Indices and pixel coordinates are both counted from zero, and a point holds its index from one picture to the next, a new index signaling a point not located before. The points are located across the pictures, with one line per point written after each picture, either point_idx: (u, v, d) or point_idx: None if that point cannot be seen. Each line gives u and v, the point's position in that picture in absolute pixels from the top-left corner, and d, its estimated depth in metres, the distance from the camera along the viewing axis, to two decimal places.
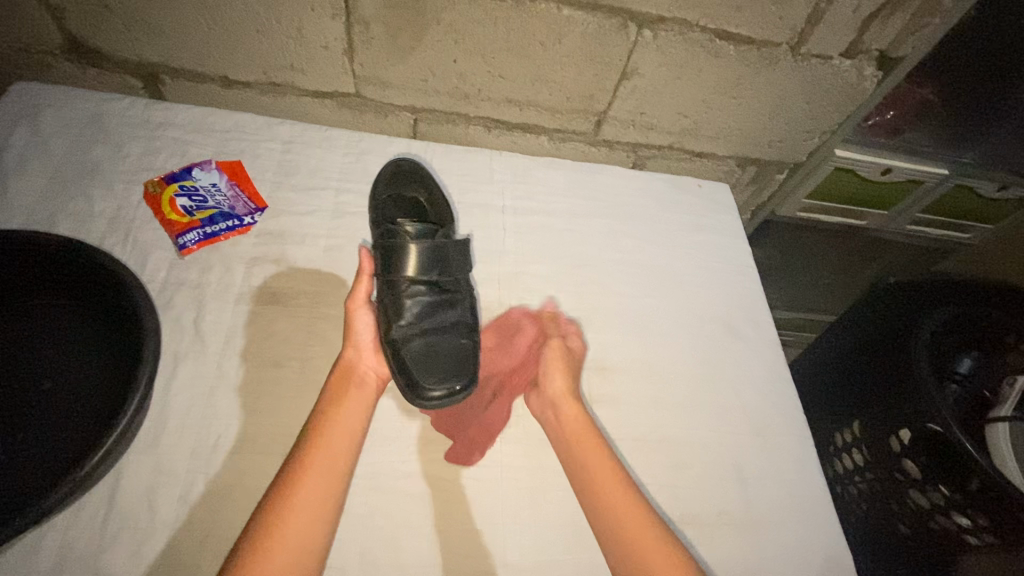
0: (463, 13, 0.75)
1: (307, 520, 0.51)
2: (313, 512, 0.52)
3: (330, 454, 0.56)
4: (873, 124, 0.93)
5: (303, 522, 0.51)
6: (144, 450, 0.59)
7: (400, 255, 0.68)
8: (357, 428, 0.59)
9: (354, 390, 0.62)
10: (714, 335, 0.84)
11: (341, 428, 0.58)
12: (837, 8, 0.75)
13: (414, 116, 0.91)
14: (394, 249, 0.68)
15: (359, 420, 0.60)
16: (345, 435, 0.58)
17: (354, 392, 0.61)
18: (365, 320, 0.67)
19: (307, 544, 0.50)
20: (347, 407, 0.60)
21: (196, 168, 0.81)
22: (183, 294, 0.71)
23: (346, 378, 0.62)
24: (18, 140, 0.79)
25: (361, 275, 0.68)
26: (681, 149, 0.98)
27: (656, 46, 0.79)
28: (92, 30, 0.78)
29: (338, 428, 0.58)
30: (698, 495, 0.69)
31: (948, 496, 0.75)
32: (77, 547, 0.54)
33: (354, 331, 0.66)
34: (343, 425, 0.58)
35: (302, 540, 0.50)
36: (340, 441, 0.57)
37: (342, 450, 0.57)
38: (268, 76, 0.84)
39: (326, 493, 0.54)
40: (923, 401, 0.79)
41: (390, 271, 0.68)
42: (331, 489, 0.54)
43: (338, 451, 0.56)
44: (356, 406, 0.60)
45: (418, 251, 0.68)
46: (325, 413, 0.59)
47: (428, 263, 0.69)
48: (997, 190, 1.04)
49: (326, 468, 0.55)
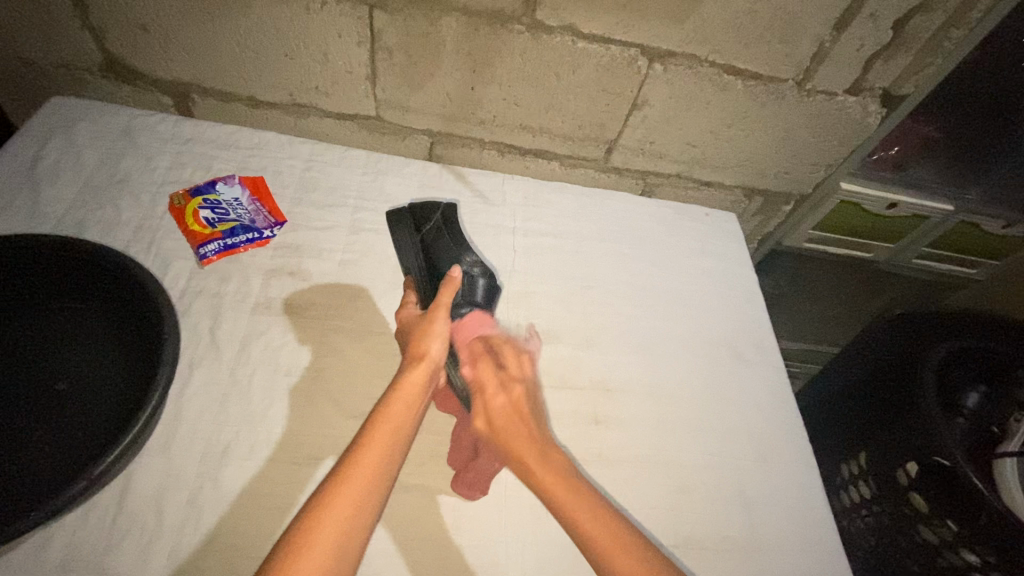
0: (482, 44, 0.79)
1: (349, 515, 0.46)
2: (357, 508, 0.47)
3: (380, 451, 0.51)
4: (878, 160, 0.95)
5: (343, 519, 0.45)
6: (156, 453, 0.61)
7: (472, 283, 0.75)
8: (408, 430, 0.54)
9: (418, 390, 0.57)
10: (719, 360, 0.84)
11: (394, 426, 0.53)
12: (842, 46, 0.78)
13: (431, 139, 0.94)
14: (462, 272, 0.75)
15: (412, 421, 0.55)
16: (396, 433, 0.53)
17: (418, 392, 0.57)
18: (445, 328, 0.63)
19: (362, 515, 0.47)
20: (402, 406, 0.55)
21: (220, 182, 0.84)
22: (200, 303, 0.73)
23: (413, 379, 0.58)
24: (53, 151, 0.83)
25: (446, 287, 0.66)
26: (689, 178, 1.00)
27: (666, 79, 0.83)
28: (131, 50, 0.82)
29: (389, 426, 0.53)
30: (699, 519, 0.69)
31: (956, 531, 0.74)
32: (86, 546, 0.55)
33: (433, 335, 0.62)
34: (396, 424, 0.53)
35: (341, 538, 0.45)
36: (393, 439, 0.52)
37: (393, 449, 0.52)
38: (294, 97, 0.88)
39: (371, 491, 0.48)
40: (932, 436, 0.78)
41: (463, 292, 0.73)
42: (376, 487, 0.48)
43: (388, 449, 0.51)
44: (410, 407, 0.55)
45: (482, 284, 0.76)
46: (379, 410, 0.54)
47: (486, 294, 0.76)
48: (1002, 227, 1.05)
49: (376, 462, 0.50)
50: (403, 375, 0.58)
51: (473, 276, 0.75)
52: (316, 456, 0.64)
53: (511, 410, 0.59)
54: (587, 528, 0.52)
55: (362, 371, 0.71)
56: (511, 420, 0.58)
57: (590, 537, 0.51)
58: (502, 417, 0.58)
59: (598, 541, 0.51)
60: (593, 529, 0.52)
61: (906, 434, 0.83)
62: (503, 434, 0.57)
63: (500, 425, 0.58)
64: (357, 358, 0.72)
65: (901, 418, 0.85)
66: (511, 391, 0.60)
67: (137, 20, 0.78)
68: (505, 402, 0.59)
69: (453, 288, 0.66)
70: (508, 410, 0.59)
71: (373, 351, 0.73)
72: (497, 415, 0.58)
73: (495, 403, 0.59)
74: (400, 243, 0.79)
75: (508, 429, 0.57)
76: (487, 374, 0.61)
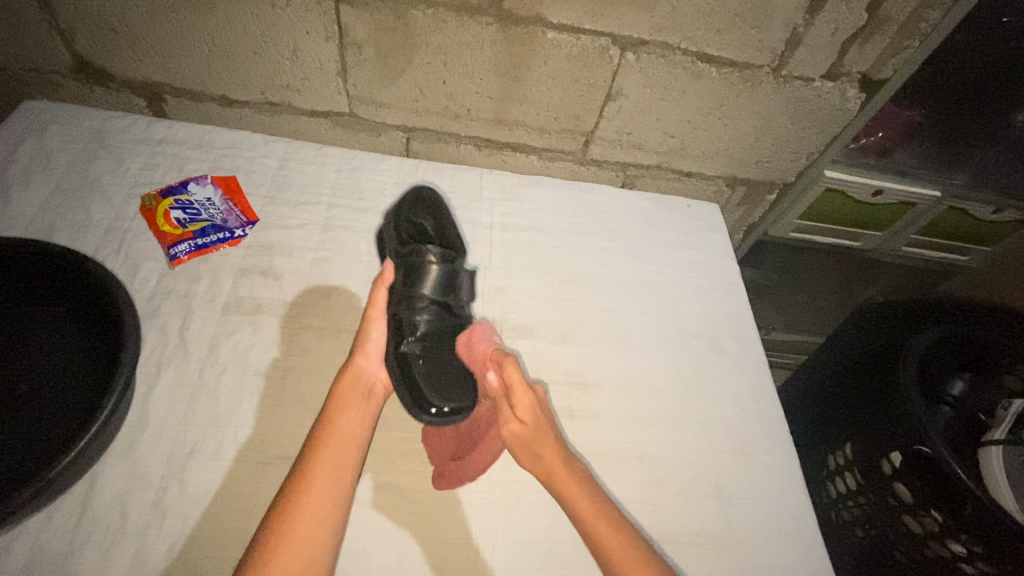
0: (452, 36, 0.78)
1: (316, 517, 0.51)
2: (320, 517, 0.51)
3: (332, 465, 0.54)
4: (862, 145, 0.94)
5: (311, 521, 0.50)
6: (121, 455, 0.60)
7: (421, 271, 0.68)
8: (357, 434, 0.58)
9: (357, 397, 0.61)
10: (697, 352, 0.83)
11: (344, 437, 0.57)
12: (815, 30, 0.77)
13: (406, 135, 0.93)
14: (410, 263, 0.69)
15: (363, 431, 0.59)
16: (349, 445, 0.57)
17: (361, 407, 0.61)
18: (378, 332, 0.66)
19: (327, 515, 0.51)
20: (347, 414, 0.59)
21: (192, 182, 0.83)
22: (170, 304, 0.72)
23: (352, 393, 0.61)
24: (24, 155, 0.83)
25: (379, 283, 0.68)
26: (670, 169, 0.99)
27: (639, 67, 0.81)
28: (99, 52, 0.82)
29: (340, 438, 0.57)
30: (674, 513, 0.68)
31: (941, 522, 0.72)
32: (49, 549, 0.54)
33: (367, 342, 0.65)
34: (344, 439, 0.57)
35: (309, 545, 0.49)
36: (343, 444, 0.57)
37: (346, 454, 0.56)
38: (266, 96, 0.88)
39: (331, 500, 0.52)
40: (912, 425, 0.77)
41: (410, 284, 0.68)
42: (336, 494, 0.53)
43: (341, 462, 0.55)
44: (357, 421, 0.59)
45: (438, 271, 0.69)
46: (326, 424, 0.58)
47: (443, 281, 0.69)
48: (993, 213, 1.03)
49: (330, 472, 0.54)
50: (339, 389, 0.61)
51: (425, 263, 0.69)
52: (283, 456, 0.63)
53: (535, 415, 0.59)
54: (605, 535, 0.54)
55: (332, 370, 0.71)
56: (536, 423, 0.59)
57: (607, 543, 0.54)
58: (529, 421, 0.59)
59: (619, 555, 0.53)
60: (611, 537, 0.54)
61: (889, 423, 0.82)
62: (534, 437, 0.58)
63: (530, 427, 0.59)
64: (328, 356, 0.72)
65: (885, 407, 0.83)
66: (538, 394, 0.61)
67: (104, 21, 0.78)
68: (532, 402, 0.59)
69: (383, 287, 0.67)
70: (532, 412, 0.59)
71: (344, 349, 0.73)
72: (525, 415, 0.59)
73: (523, 403, 0.59)
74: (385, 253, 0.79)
75: (536, 430, 0.59)
76: (514, 371, 0.60)
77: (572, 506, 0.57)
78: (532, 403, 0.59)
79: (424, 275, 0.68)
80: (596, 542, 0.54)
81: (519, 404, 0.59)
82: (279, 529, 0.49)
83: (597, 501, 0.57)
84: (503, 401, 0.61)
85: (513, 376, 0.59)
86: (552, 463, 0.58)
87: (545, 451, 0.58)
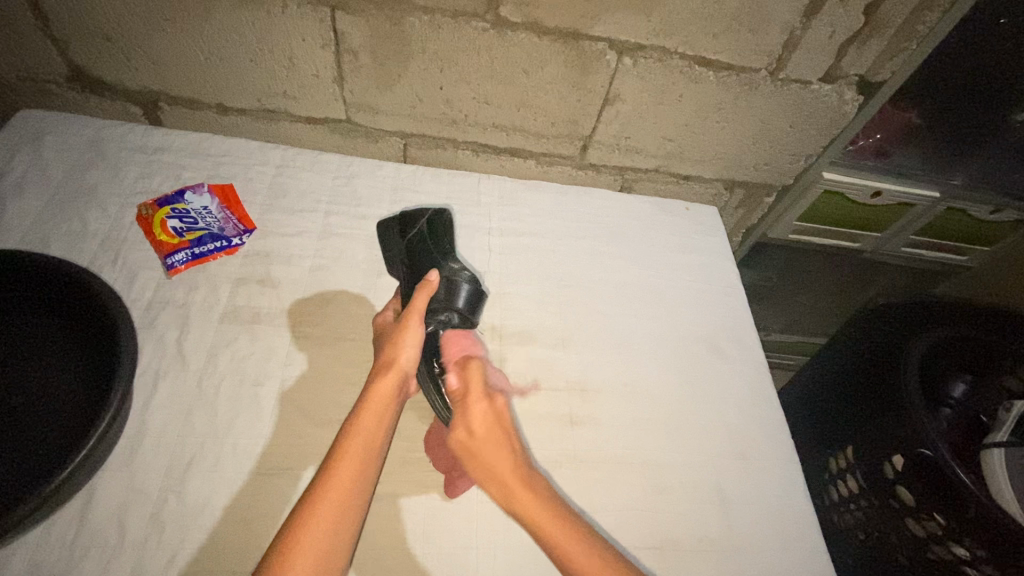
0: (447, 43, 0.78)
1: (332, 524, 0.49)
2: (336, 526, 0.49)
3: (353, 470, 0.52)
4: (861, 147, 0.94)
5: (326, 529, 0.48)
6: (119, 468, 0.60)
7: (456, 287, 0.70)
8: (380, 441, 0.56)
9: (385, 401, 0.59)
10: (697, 357, 0.83)
11: (365, 440, 0.55)
12: (812, 34, 0.76)
13: (404, 141, 0.93)
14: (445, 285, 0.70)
15: (383, 434, 0.57)
16: (370, 448, 0.55)
17: (386, 411, 0.58)
18: (418, 336, 0.65)
19: (343, 524, 0.49)
20: (372, 418, 0.57)
21: (189, 191, 0.83)
22: (168, 314, 0.72)
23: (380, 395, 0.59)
24: (20, 165, 0.82)
25: (422, 290, 0.66)
26: (667, 172, 0.99)
27: (636, 72, 0.81)
28: (94, 60, 0.81)
29: (360, 444, 0.54)
30: (677, 520, 0.67)
31: (945, 525, 0.72)
32: (46, 564, 0.54)
33: (406, 345, 0.64)
34: (368, 442, 0.55)
35: (323, 554, 0.47)
36: (366, 450, 0.54)
37: (368, 461, 0.54)
38: (262, 103, 0.87)
39: (348, 509, 0.50)
40: (913, 428, 0.77)
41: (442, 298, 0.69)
42: (354, 498, 0.51)
43: (363, 469, 0.53)
44: (381, 426, 0.57)
45: (470, 288, 0.71)
46: (348, 425, 0.56)
47: (473, 299, 0.71)
48: (992, 213, 1.03)
49: (351, 480, 0.52)
50: (371, 392, 0.59)
51: (459, 279, 0.70)
52: (284, 467, 0.63)
53: (489, 420, 0.60)
54: (566, 546, 0.52)
55: (332, 379, 0.70)
56: (490, 427, 0.59)
57: (567, 552, 0.52)
58: (481, 425, 0.59)
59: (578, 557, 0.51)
60: (568, 543, 0.52)
61: (890, 426, 0.81)
62: (483, 442, 0.58)
63: (480, 433, 0.59)
64: (327, 365, 0.71)
65: (885, 409, 0.83)
66: (494, 401, 0.62)
67: (98, 30, 0.77)
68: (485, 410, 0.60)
69: (427, 292, 0.66)
70: (487, 416, 0.60)
71: (344, 358, 0.72)
72: (478, 421, 0.60)
73: (477, 409, 0.60)
74: (389, 248, 0.79)
75: (488, 435, 0.59)
76: (473, 375, 0.63)
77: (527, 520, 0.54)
78: (489, 410, 0.61)
79: (458, 290, 0.70)
80: (550, 545, 0.53)
81: (470, 411, 0.60)
82: (294, 534, 0.47)
83: (550, 509, 0.55)
84: (460, 407, 0.61)
85: (473, 381, 0.63)
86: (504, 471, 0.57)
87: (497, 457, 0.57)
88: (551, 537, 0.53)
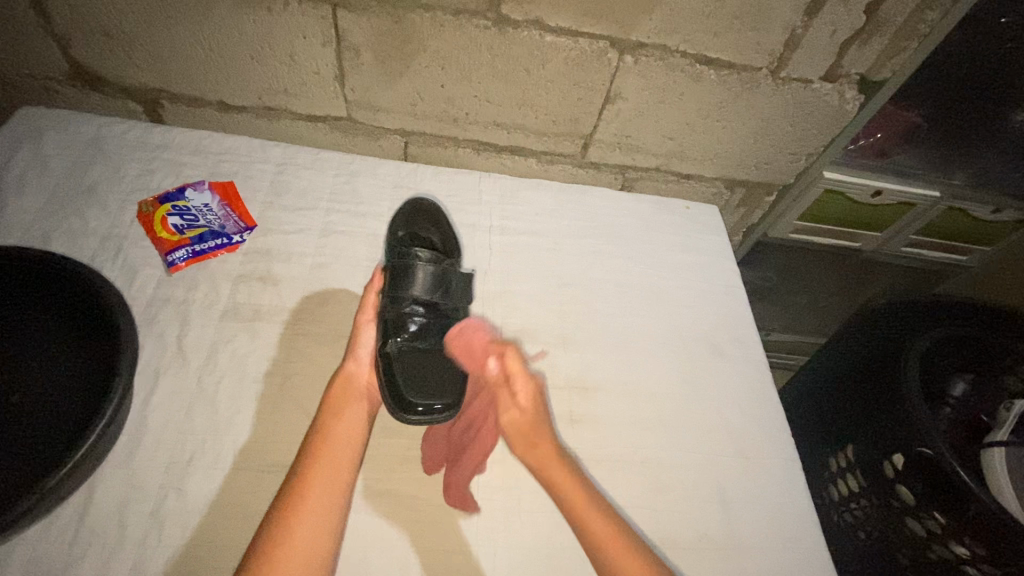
0: (448, 40, 0.78)
1: (316, 515, 0.53)
2: (318, 517, 0.53)
3: (329, 465, 0.57)
4: (861, 146, 0.94)
5: (309, 522, 0.52)
6: (118, 465, 0.60)
7: (409, 273, 0.70)
8: (352, 437, 0.60)
9: (352, 398, 0.63)
10: (697, 355, 0.83)
11: (340, 438, 0.59)
12: (813, 33, 0.77)
13: (405, 139, 0.93)
14: (402, 270, 0.70)
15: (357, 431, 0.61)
16: (347, 442, 0.59)
17: (354, 407, 0.63)
18: (370, 334, 0.69)
19: (325, 517, 0.53)
20: (344, 417, 0.61)
21: (189, 188, 0.83)
22: (168, 311, 0.72)
23: (346, 394, 0.63)
24: (20, 162, 0.82)
25: (369, 289, 0.72)
26: (668, 171, 0.99)
27: (637, 70, 0.81)
28: (95, 58, 0.81)
29: (334, 441, 0.59)
30: (678, 518, 0.67)
31: (945, 524, 0.72)
32: (46, 561, 0.54)
33: (358, 346, 0.68)
34: (341, 438, 0.59)
35: (309, 543, 0.51)
36: (340, 445, 0.59)
37: (343, 455, 0.58)
38: (263, 100, 0.87)
39: (328, 500, 0.54)
40: (913, 425, 0.77)
41: (396, 286, 0.70)
42: (335, 495, 0.55)
43: (338, 462, 0.57)
44: (351, 421, 0.61)
45: (425, 272, 0.71)
46: (322, 427, 0.60)
47: (431, 281, 0.71)
48: (992, 213, 1.03)
49: (328, 473, 0.56)
50: (333, 391, 0.64)
51: (413, 265, 0.71)
52: (283, 464, 0.63)
53: (533, 403, 0.67)
54: (594, 526, 0.58)
55: (331, 376, 0.70)
56: (534, 409, 0.66)
57: (593, 530, 0.57)
58: (526, 406, 0.66)
59: (604, 540, 0.56)
60: (596, 524, 0.58)
61: (889, 424, 0.81)
62: (527, 426, 0.65)
63: (526, 415, 0.66)
64: (326, 363, 0.71)
65: (884, 408, 0.83)
66: (535, 383, 0.69)
67: (99, 28, 0.77)
68: (531, 391, 0.68)
69: (373, 291, 0.72)
70: (531, 398, 0.67)
71: (343, 356, 0.72)
72: (523, 400, 0.67)
73: (520, 389, 0.67)
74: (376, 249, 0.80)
75: (532, 419, 0.66)
76: (517, 359, 0.69)
77: (562, 497, 0.60)
78: (525, 395, 0.67)
79: (412, 275, 0.70)
80: (578, 523, 0.58)
81: (518, 393, 0.67)
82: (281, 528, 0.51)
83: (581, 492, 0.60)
84: (502, 388, 0.68)
85: (515, 365, 0.68)
86: (544, 452, 0.63)
87: (538, 438, 0.64)
88: (582, 516, 0.58)
